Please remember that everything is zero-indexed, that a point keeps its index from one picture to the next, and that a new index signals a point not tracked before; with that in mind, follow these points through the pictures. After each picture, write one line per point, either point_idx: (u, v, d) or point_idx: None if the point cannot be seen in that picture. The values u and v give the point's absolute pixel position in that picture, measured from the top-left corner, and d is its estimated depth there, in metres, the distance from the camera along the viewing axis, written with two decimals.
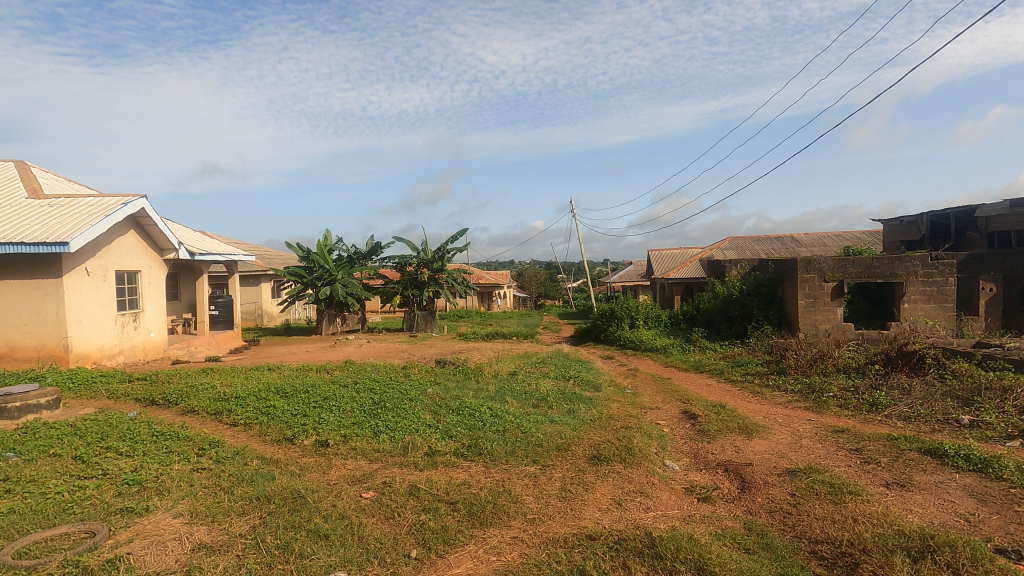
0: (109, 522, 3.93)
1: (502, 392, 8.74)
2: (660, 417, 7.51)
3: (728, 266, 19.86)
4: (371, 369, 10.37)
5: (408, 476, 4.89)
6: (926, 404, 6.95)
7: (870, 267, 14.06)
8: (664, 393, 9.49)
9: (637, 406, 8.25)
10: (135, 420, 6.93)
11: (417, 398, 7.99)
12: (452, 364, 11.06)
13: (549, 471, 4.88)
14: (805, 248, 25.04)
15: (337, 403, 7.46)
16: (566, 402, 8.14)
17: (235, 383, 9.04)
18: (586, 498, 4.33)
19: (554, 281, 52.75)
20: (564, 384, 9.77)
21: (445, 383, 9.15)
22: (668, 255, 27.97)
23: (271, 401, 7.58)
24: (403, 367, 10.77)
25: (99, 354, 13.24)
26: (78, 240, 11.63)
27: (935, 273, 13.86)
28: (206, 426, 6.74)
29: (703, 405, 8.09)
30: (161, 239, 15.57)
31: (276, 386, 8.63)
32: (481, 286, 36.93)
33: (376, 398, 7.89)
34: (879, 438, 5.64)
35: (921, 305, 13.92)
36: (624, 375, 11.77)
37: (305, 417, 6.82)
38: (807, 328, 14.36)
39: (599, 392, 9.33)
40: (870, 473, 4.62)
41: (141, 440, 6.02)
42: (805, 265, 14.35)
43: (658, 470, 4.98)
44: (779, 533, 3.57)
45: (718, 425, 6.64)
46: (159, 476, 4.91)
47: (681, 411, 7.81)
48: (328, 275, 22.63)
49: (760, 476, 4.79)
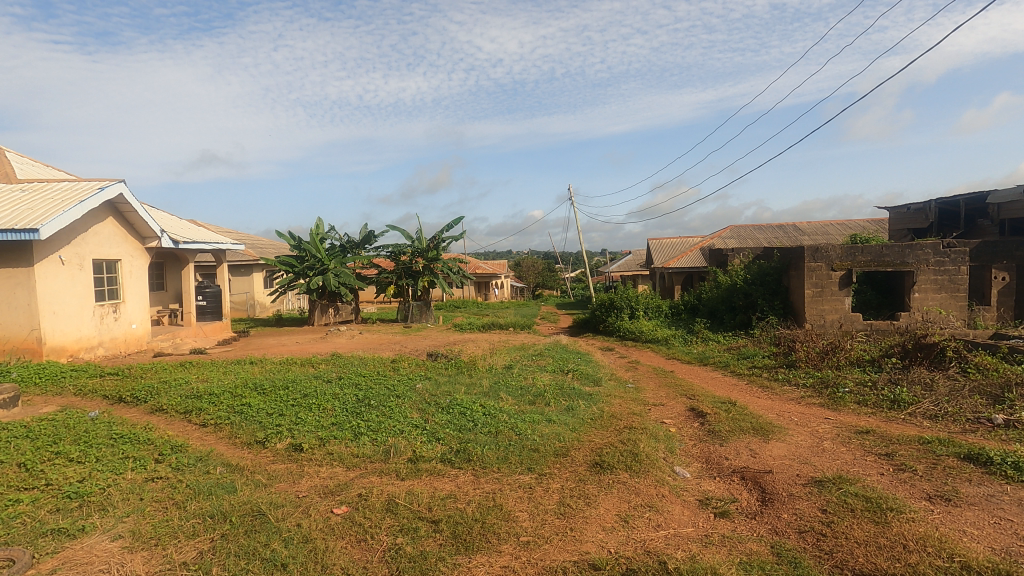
0: (34, 547, 3.38)
1: (496, 387, 8.22)
2: (665, 415, 7.01)
3: (731, 254, 19.30)
4: (359, 363, 9.83)
5: (388, 487, 4.36)
6: (953, 401, 6.44)
7: (880, 255, 13.54)
8: (668, 388, 9.00)
9: (640, 403, 7.72)
10: (96, 420, 6.37)
11: (406, 395, 7.46)
12: (445, 357, 10.53)
13: (547, 481, 4.34)
14: (808, 237, 24.54)
15: (319, 400, 6.91)
16: (564, 398, 7.63)
17: (212, 379, 8.49)
18: (588, 515, 3.79)
19: (552, 271, 52.12)
20: (563, 378, 9.25)
21: (436, 378, 8.61)
22: (668, 243, 27.40)
23: (247, 399, 7.02)
24: (392, 360, 10.22)
25: (76, 347, 12.70)
26: (49, 227, 11.00)
27: (947, 262, 13.35)
28: (173, 427, 6.20)
29: (710, 402, 7.59)
30: (142, 227, 14.92)
31: (255, 382, 8.06)
32: (478, 276, 36.45)
33: (360, 395, 7.35)
34: (911, 441, 5.11)
35: (933, 295, 13.41)
36: (624, 368, 11.25)
37: (281, 417, 6.28)
38: (814, 319, 13.87)
39: (600, 387, 8.81)
40: (907, 483, 4.10)
41: (97, 444, 5.46)
42: (812, 253, 13.83)
43: (668, 479, 4.45)
44: (815, 562, 3.05)
45: (730, 425, 6.10)
46: (106, 488, 4.36)
47: (687, 408, 7.31)
48: (321, 264, 22.07)
49: (783, 487, 4.26)
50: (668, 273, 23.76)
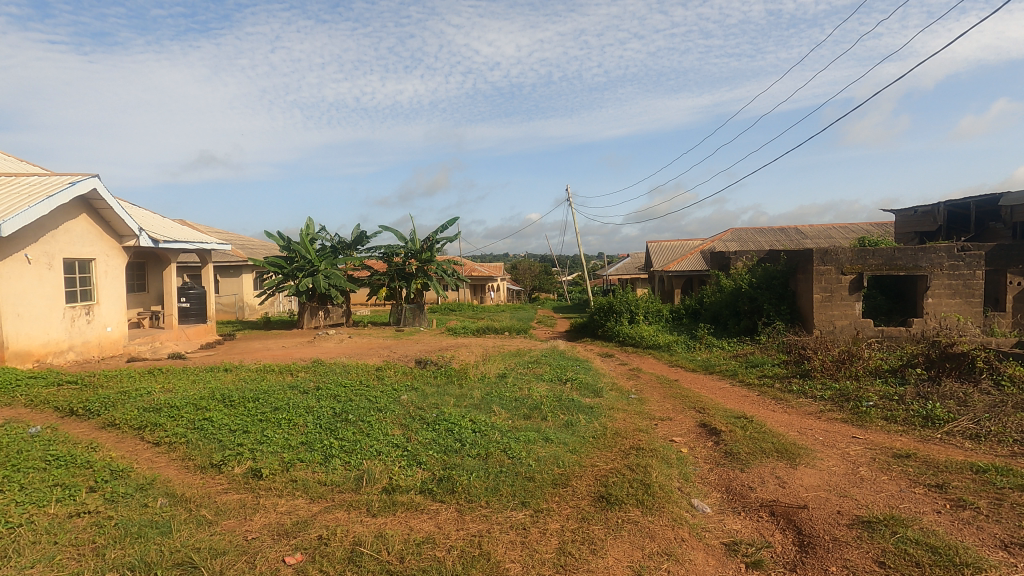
0: None
1: (489, 399, 7.53)
2: (674, 432, 6.35)
3: (734, 257, 18.69)
4: (341, 370, 9.09)
5: (354, 526, 3.66)
6: (995, 419, 5.81)
7: (892, 258, 12.99)
8: (674, 400, 8.35)
9: (646, 417, 7.06)
10: (36, 437, 5.62)
11: (388, 408, 6.76)
12: (435, 365, 9.83)
13: (545, 521, 3.66)
14: (811, 240, 23.99)
15: (290, 415, 6.21)
16: (563, 412, 6.96)
17: (178, 388, 7.73)
18: (595, 568, 3.12)
19: (547, 274, 51.51)
20: (561, 389, 8.55)
21: (423, 389, 7.91)
22: (667, 246, 26.78)
23: (210, 413, 6.30)
24: (377, 368, 9.50)
25: (43, 351, 11.99)
26: (11, 223, 10.27)
27: (962, 266, 12.77)
28: (122, 447, 5.48)
29: (723, 418, 6.90)
30: (119, 225, 14.17)
31: (224, 392, 7.34)
32: (474, 279, 35.81)
33: (338, 408, 6.64)
34: (963, 469, 4.45)
35: (947, 300, 12.82)
36: (626, 376, 10.59)
37: (244, 435, 5.58)
38: (823, 324, 13.24)
39: (601, 398, 8.14)
40: (974, 526, 3.45)
41: (25, 467, 4.73)
42: (821, 256, 13.25)
43: (687, 517, 3.78)
44: None
45: (750, 446, 5.43)
46: (16, 528, 3.63)
47: (699, 424, 6.66)
48: (310, 266, 21.34)
49: (824, 528, 3.59)
50: (668, 277, 23.16)
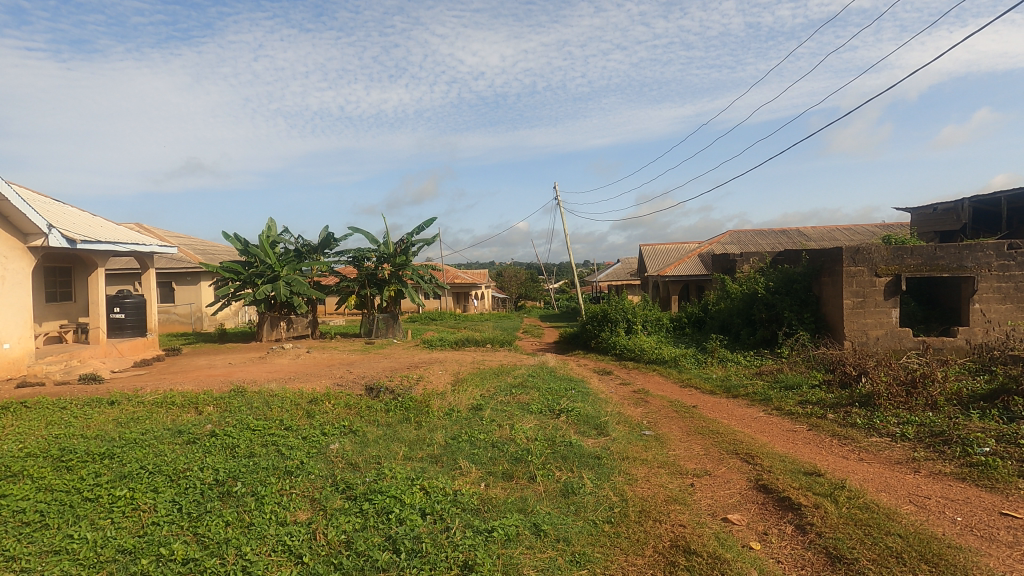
0: None
1: (454, 448, 5.36)
2: (726, 505, 4.22)
3: (740, 261, 16.75)
4: (262, 404, 6.80)
5: None
6: None
7: (934, 257, 11.08)
8: (706, 439, 6.27)
9: (677, 474, 4.97)
10: None
11: (302, 470, 4.56)
12: (391, 393, 7.62)
13: None
14: (816, 241, 22.24)
15: (136, 491, 3.96)
16: (559, 470, 4.84)
17: (12, 437, 5.41)
18: None
19: (534, 281, 49.51)
20: (555, 426, 6.40)
21: (366, 432, 5.73)
22: (662, 249, 24.84)
23: (10, 488, 4.02)
24: (312, 398, 7.21)
25: None
26: None
27: (1013, 265, 10.93)
28: None
29: (789, 474, 4.80)
30: (21, 221, 11.75)
31: (67, 445, 5.04)
32: (456, 287, 33.70)
33: (223, 471, 4.42)
34: None
35: (996, 305, 10.98)
36: (631, 402, 8.52)
37: (35, 536, 3.34)
38: (854, 335, 11.33)
39: (607, 439, 6.04)
40: None
41: None
42: (852, 255, 11.33)
43: None
44: None
45: (867, 541, 3.35)
46: None
47: (756, 488, 4.56)
48: (269, 272, 18.94)
49: None
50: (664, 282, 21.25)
